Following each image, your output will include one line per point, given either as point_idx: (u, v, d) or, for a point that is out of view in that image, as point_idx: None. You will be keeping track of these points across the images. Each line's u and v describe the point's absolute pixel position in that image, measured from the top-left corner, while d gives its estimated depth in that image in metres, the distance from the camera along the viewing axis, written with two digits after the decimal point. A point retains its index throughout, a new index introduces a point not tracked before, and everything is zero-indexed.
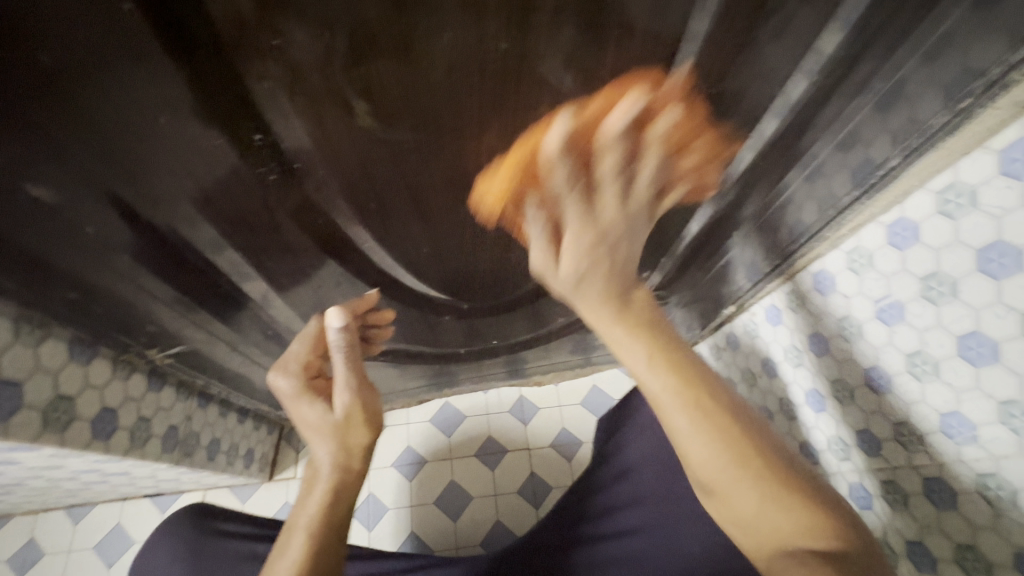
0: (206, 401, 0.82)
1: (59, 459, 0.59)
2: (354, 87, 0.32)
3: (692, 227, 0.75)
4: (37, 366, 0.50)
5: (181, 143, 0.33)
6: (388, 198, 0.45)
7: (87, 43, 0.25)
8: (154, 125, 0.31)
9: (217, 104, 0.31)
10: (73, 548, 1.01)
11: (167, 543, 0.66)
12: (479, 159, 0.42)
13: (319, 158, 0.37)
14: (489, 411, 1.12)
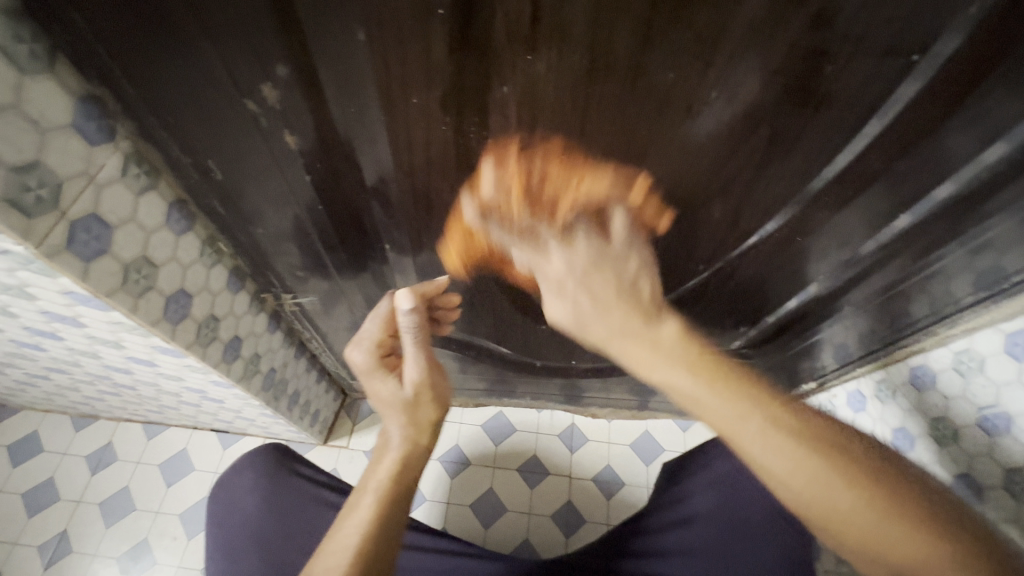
0: (300, 352, 0.89)
1: (187, 371, 0.66)
2: (575, 104, 0.37)
3: (789, 304, 0.70)
4: (207, 285, 0.57)
5: (415, 121, 0.39)
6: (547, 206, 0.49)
7: (392, 25, 0.31)
8: (405, 102, 0.37)
9: (459, 98, 0.37)
10: (141, 461, 1.09)
11: (250, 473, 0.74)
12: (646, 188, 0.46)
13: (513, 157, 0.43)
14: (539, 430, 1.14)
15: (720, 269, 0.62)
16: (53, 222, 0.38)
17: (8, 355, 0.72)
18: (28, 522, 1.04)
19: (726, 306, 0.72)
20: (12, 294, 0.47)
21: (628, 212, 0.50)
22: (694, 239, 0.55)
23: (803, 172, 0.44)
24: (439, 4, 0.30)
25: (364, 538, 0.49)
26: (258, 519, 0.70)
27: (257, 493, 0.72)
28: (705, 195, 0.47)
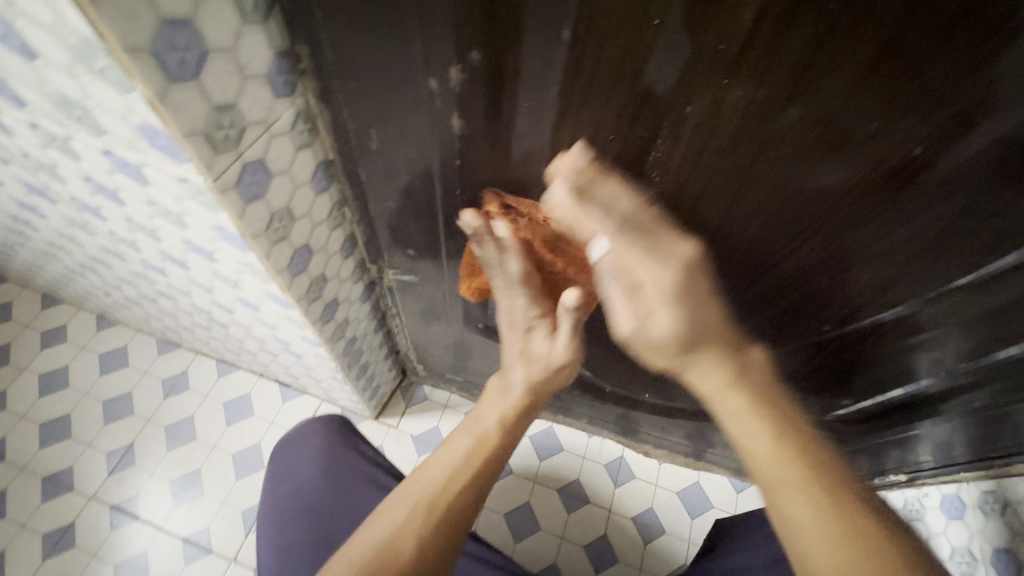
0: (379, 326, 0.91)
1: (285, 322, 0.69)
2: (756, 137, 0.36)
3: (896, 391, 0.64)
4: (326, 245, 0.60)
5: (585, 124, 0.39)
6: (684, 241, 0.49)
7: (599, 28, 0.32)
8: (585, 104, 0.37)
9: (639, 109, 0.37)
10: (210, 395, 1.16)
11: (314, 441, 0.76)
12: (794, 237, 0.44)
13: (667, 178, 0.42)
14: (586, 455, 1.11)
15: (838, 338, 0.57)
16: (230, 161, 0.41)
17: (131, 273, 0.78)
18: (103, 427, 1.12)
19: (830, 379, 0.66)
20: (167, 220, 0.51)
21: (765, 256, 0.48)
22: (824, 299, 0.52)
23: (976, 255, 0.40)
24: (658, 14, 0.30)
25: (449, 495, 0.44)
26: (313, 483, 0.72)
27: (316, 459, 0.74)
28: (857, 256, 0.44)
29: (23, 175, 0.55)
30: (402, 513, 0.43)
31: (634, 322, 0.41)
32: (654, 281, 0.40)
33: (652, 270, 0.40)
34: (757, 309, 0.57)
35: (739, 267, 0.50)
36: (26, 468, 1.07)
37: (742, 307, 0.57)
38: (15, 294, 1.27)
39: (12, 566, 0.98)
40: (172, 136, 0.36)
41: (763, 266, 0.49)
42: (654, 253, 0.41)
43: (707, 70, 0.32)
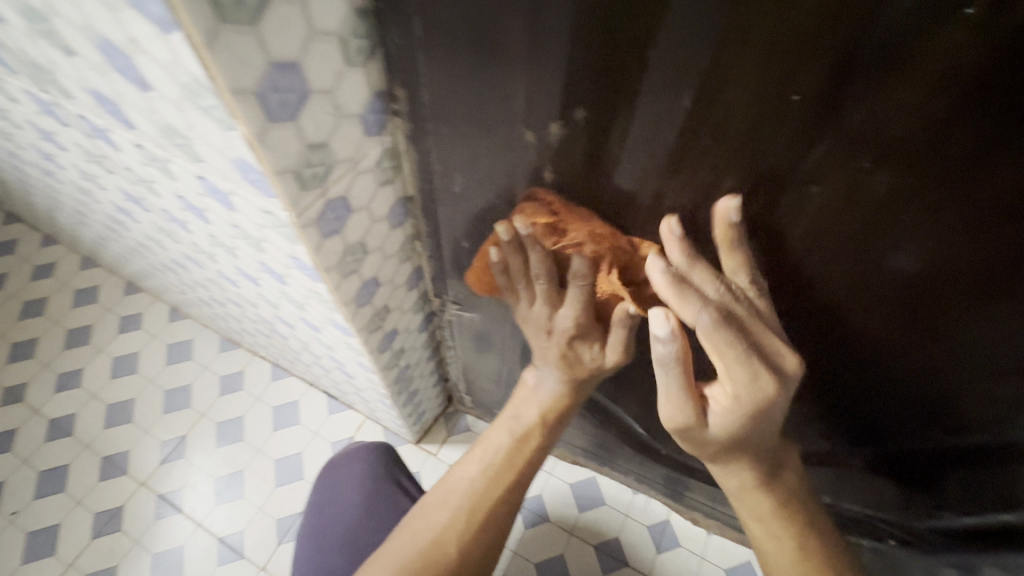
0: (432, 354, 0.90)
1: (343, 346, 0.69)
2: (885, 221, 0.33)
3: (1004, 516, 0.55)
4: (393, 278, 0.59)
5: (690, 189, 0.36)
6: (787, 320, 0.45)
7: (728, 99, 0.29)
8: (694, 171, 0.35)
9: (753, 183, 0.34)
10: (261, 397, 1.19)
11: (358, 468, 0.74)
12: (909, 324, 0.40)
13: (772, 248, 0.39)
14: (629, 514, 1.05)
15: (944, 442, 0.51)
16: (315, 198, 0.40)
17: (206, 279, 0.81)
18: (161, 416, 1.17)
19: (926, 486, 0.58)
20: (246, 242, 0.51)
21: (868, 339, 0.44)
22: (931, 394, 0.46)
23: None
24: (799, 91, 0.27)
25: (455, 537, 0.50)
26: (351, 518, 0.70)
27: (358, 492, 0.72)
28: (982, 354, 0.39)
29: (123, 184, 0.57)
30: (416, 551, 0.48)
31: (695, 418, 0.47)
32: (736, 390, 0.42)
33: (739, 380, 0.41)
34: (862, 401, 0.51)
35: (835, 346, 0.46)
36: (91, 447, 1.13)
37: (843, 395, 0.52)
38: (104, 279, 1.37)
39: (65, 541, 1.03)
40: (264, 173, 0.35)
41: (864, 349, 0.45)
42: (747, 359, 0.40)
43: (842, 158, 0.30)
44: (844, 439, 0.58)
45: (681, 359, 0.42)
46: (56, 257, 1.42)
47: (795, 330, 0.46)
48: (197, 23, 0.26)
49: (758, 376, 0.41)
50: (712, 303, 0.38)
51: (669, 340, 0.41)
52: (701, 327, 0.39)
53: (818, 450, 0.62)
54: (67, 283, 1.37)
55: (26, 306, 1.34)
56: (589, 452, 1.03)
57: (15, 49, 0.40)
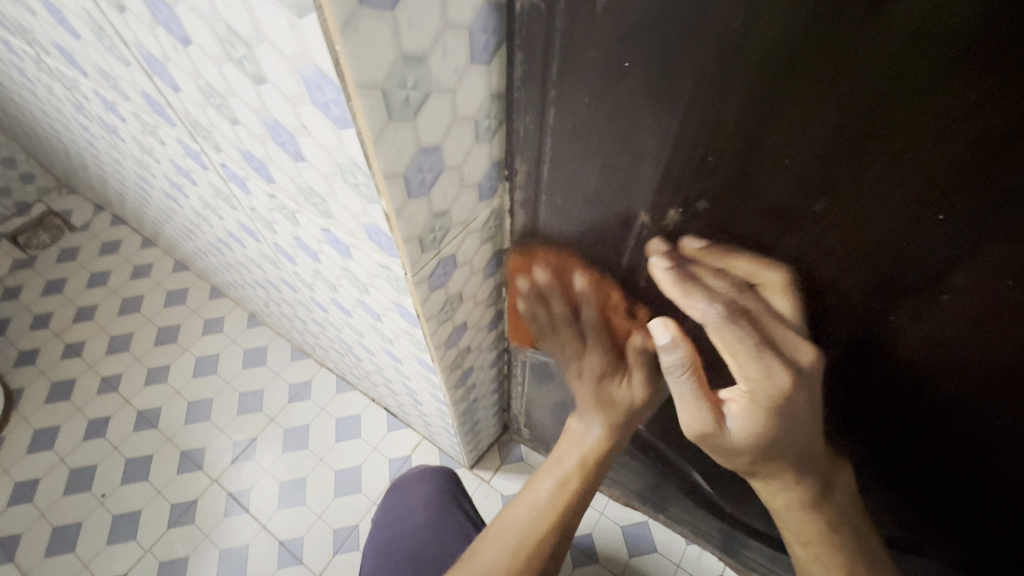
0: (496, 387, 0.92)
1: (420, 378, 0.72)
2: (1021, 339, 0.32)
3: None
4: (477, 321, 0.62)
5: (810, 276, 0.37)
6: (902, 417, 0.44)
7: (863, 204, 0.30)
8: (817, 259, 0.35)
9: (879, 280, 0.34)
10: (326, 408, 1.25)
11: (428, 487, 0.77)
12: None
13: (886, 342, 0.38)
14: (680, 564, 1.02)
15: None
16: (430, 257, 0.43)
17: (295, 300, 0.87)
18: (235, 417, 1.25)
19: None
20: (352, 283, 0.55)
21: (982, 446, 0.41)
22: None
23: None
24: (943, 209, 0.28)
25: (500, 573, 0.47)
26: (416, 534, 0.73)
27: (425, 510, 0.75)
28: None
29: (243, 218, 0.63)
30: None
31: (712, 420, 0.47)
32: (751, 387, 0.44)
33: (751, 373, 0.43)
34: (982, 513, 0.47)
35: (941, 446, 0.44)
36: (172, 440, 1.22)
37: (959, 501, 0.48)
38: (193, 282, 1.49)
39: (144, 526, 1.11)
40: (394, 238, 0.39)
41: (977, 456, 0.42)
42: (758, 355, 0.42)
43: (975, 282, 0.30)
44: (941, 537, 0.54)
45: (690, 367, 0.47)
46: (153, 259, 1.55)
47: (898, 423, 0.45)
48: (372, 126, 0.30)
49: (771, 370, 0.43)
50: (718, 300, 0.41)
51: (674, 347, 0.46)
52: (710, 322, 0.42)
53: (903, 538, 0.59)
54: (161, 284, 1.49)
55: (124, 303, 1.47)
56: (643, 497, 1.01)
57: (181, 111, 0.46)
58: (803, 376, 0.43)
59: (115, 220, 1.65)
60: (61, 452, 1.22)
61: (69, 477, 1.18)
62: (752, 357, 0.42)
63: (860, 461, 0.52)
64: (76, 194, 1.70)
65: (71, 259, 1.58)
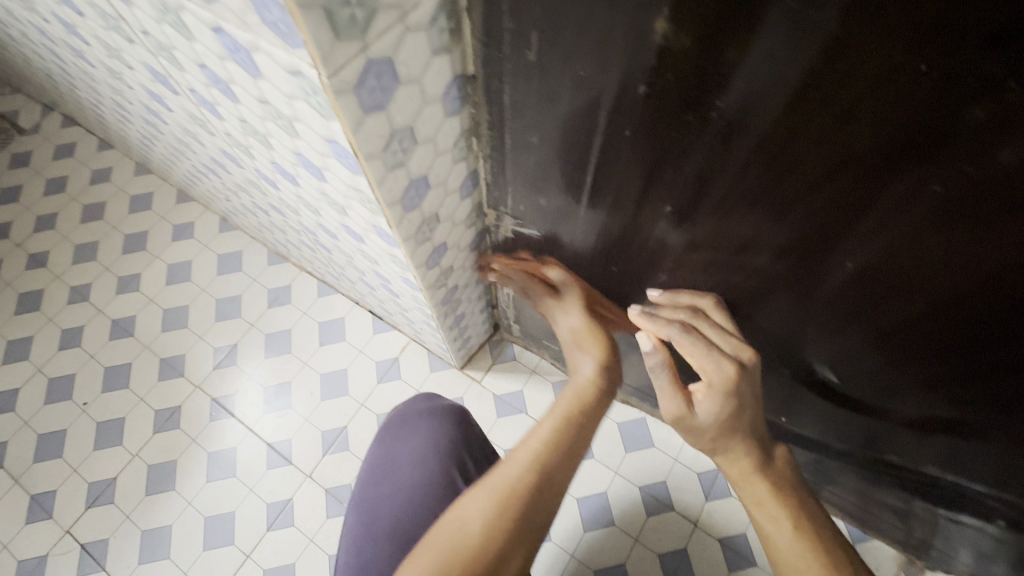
0: (481, 279, 0.83)
1: (387, 259, 0.63)
2: None
3: None
4: (445, 181, 0.51)
5: (825, 79, 0.27)
6: (1006, 307, 0.34)
7: None
8: (836, 49, 0.25)
9: (922, 72, 0.24)
10: (308, 313, 1.18)
11: (420, 435, 0.62)
12: None
13: (922, 177, 0.29)
14: (678, 458, 0.99)
15: None
16: (353, 55, 0.31)
17: (246, 181, 0.76)
18: (213, 324, 1.18)
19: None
20: (279, 125, 0.44)
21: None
22: None
23: None
24: None
25: (481, 516, 0.43)
26: (398, 487, 0.59)
27: (411, 463, 0.61)
28: None
29: (146, 57, 0.50)
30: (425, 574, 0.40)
31: (685, 408, 0.53)
32: (708, 378, 0.51)
33: (705, 366, 0.51)
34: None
35: (979, 313, 0.36)
36: (150, 348, 1.17)
37: (1007, 377, 0.40)
38: (157, 186, 1.36)
39: (130, 432, 1.09)
40: (285, 6, 0.27)
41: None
42: (709, 350, 0.51)
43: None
44: (974, 417, 0.47)
45: (666, 365, 0.53)
46: (112, 162, 1.42)
47: (929, 287, 0.36)
48: None
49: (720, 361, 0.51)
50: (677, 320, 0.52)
51: (652, 349, 0.53)
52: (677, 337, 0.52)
53: (933, 418, 0.52)
54: (123, 188, 1.37)
55: (85, 210, 1.36)
56: (642, 393, 0.96)
57: None
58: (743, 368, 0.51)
59: (67, 121, 1.50)
60: (38, 362, 1.17)
61: (48, 387, 1.14)
62: (703, 355, 0.51)
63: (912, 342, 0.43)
64: (20, 92, 1.53)
65: (24, 164, 1.45)
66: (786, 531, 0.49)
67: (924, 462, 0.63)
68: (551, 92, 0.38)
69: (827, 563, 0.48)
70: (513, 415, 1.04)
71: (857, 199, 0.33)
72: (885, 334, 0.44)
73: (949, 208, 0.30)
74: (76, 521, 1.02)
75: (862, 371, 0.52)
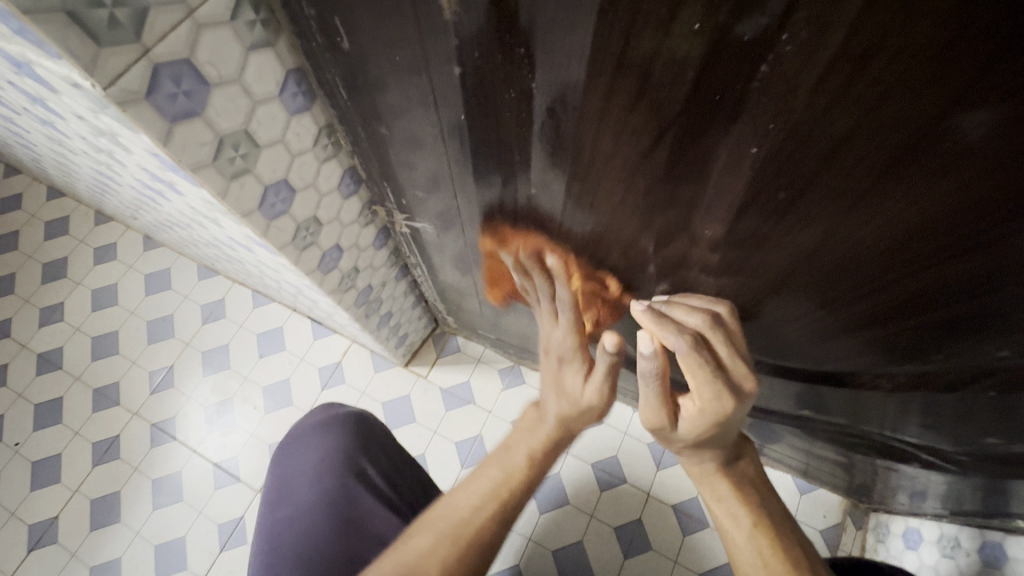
0: (402, 276, 0.81)
1: (282, 268, 0.60)
2: (892, 87, 0.21)
3: None
4: (315, 183, 0.48)
5: (620, 50, 0.25)
6: (867, 262, 0.33)
7: None
8: (615, 16, 0.24)
9: (701, 38, 0.23)
10: (244, 325, 1.14)
11: (316, 447, 0.64)
12: (947, 241, 0.28)
13: (740, 145, 0.28)
14: (627, 432, 1.00)
15: (993, 376, 0.39)
16: (128, 60, 0.29)
17: (135, 197, 0.71)
18: (146, 347, 1.14)
19: (978, 419, 0.47)
20: (110, 140, 0.41)
21: (886, 260, 0.32)
22: (976, 327, 0.35)
23: None
24: None
25: (437, 561, 0.42)
26: (300, 502, 0.60)
27: (309, 475, 0.62)
28: None
29: None
30: None
31: (668, 421, 0.48)
32: (702, 403, 0.45)
33: (706, 391, 0.44)
34: (960, 353, 0.39)
35: (841, 268, 0.35)
36: (81, 379, 1.12)
37: (884, 326, 0.40)
38: (72, 208, 1.29)
39: (67, 469, 1.05)
40: (13, 13, 0.24)
41: (884, 272, 0.33)
42: (714, 378, 0.43)
43: (999, 45, 0.18)
44: (869, 365, 0.48)
45: (658, 379, 0.44)
46: (22, 188, 1.33)
47: (789, 251, 0.35)
48: None
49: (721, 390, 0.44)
50: (687, 331, 0.43)
51: (652, 362, 0.43)
52: (681, 352, 0.43)
53: (836, 370, 0.52)
54: (36, 215, 1.29)
55: None
56: None
57: None
58: (741, 395, 0.44)
59: None
60: None
61: None
62: (706, 381, 0.44)
63: (792, 303, 0.42)
64: None
65: None
66: (744, 527, 0.50)
67: (840, 412, 0.64)
68: (379, 77, 0.35)
69: (783, 557, 0.47)
70: (461, 406, 1.03)
71: (691, 175, 0.32)
72: (767, 300, 0.43)
73: (774, 171, 0.29)
74: (18, 566, 0.98)
75: (761, 335, 0.51)
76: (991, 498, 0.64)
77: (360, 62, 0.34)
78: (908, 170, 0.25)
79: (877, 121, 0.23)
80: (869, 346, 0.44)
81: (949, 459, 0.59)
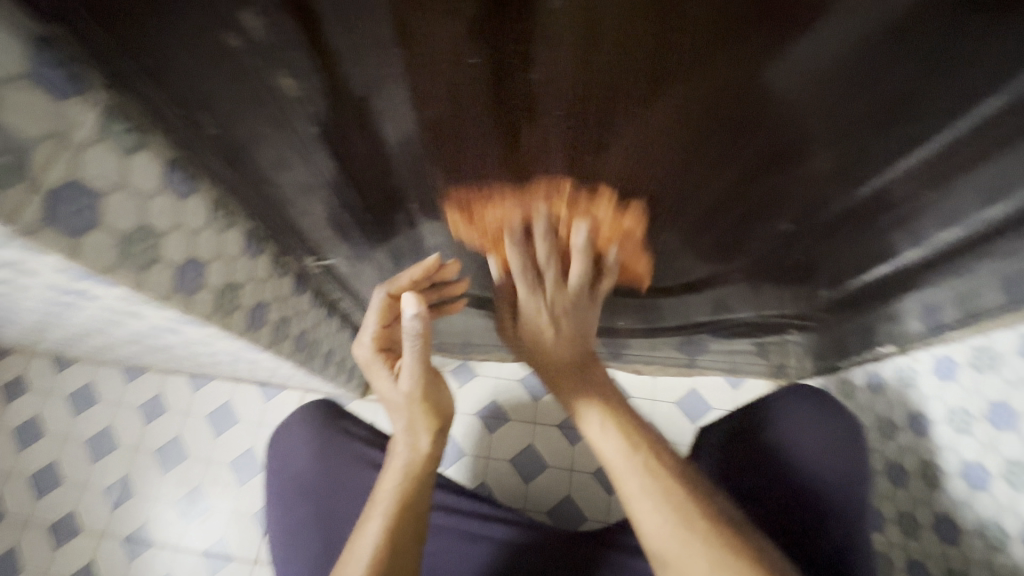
0: (331, 312, 0.85)
1: (214, 338, 0.62)
2: (609, 78, 0.31)
3: (880, 270, 0.57)
4: (222, 253, 0.52)
5: (435, 86, 0.33)
6: (666, 190, 0.44)
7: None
8: (417, 63, 0.31)
9: (487, 64, 0.31)
10: (191, 411, 1.12)
11: (302, 427, 0.73)
12: (701, 160, 0.39)
13: (542, 131, 0.37)
14: None
15: (794, 238, 0.52)
16: (25, 195, 0.33)
17: (41, 319, 0.71)
18: (92, 466, 1.10)
19: (804, 272, 0.61)
20: (12, 269, 0.43)
21: (676, 185, 0.43)
22: (756, 211, 0.47)
23: (884, 139, 0.36)
24: None
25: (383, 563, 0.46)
26: (306, 472, 0.69)
27: (307, 450, 0.71)
28: (768, 164, 0.40)
29: None
30: None
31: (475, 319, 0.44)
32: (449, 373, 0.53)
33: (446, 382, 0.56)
34: (760, 231, 0.51)
35: (656, 198, 0.46)
36: (31, 521, 1.06)
37: (706, 229, 0.52)
38: None
39: None
40: None
41: (681, 193, 0.44)
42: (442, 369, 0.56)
43: (694, 33, 0.27)
44: (715, 260, 0.60)
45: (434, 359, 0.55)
46: None
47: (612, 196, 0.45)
48: None
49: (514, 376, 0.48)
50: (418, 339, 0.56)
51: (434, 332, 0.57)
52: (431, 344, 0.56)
53: (702, 274, 0.64)
54: None
55: None
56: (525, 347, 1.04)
57: None
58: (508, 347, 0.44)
59: None
60: None
61: None
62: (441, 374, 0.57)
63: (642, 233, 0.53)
64: None
65: None
66: None
67: (728, 308, 0.76)
68: (253, 149, 0.41)
69: None
70: None
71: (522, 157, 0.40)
72: (623, 235, 0.54)
73: (607, 125, 0.36)
74: None
75: (624, 262, 0.61)
76: (851, 336, 0.79)
77: (233, 140, 0.40)
78: (700, 108, 0.33)
79: (621, 102, 0.33)
80: (714, 246, 0.55)
81: (824, 307, 0.72)
